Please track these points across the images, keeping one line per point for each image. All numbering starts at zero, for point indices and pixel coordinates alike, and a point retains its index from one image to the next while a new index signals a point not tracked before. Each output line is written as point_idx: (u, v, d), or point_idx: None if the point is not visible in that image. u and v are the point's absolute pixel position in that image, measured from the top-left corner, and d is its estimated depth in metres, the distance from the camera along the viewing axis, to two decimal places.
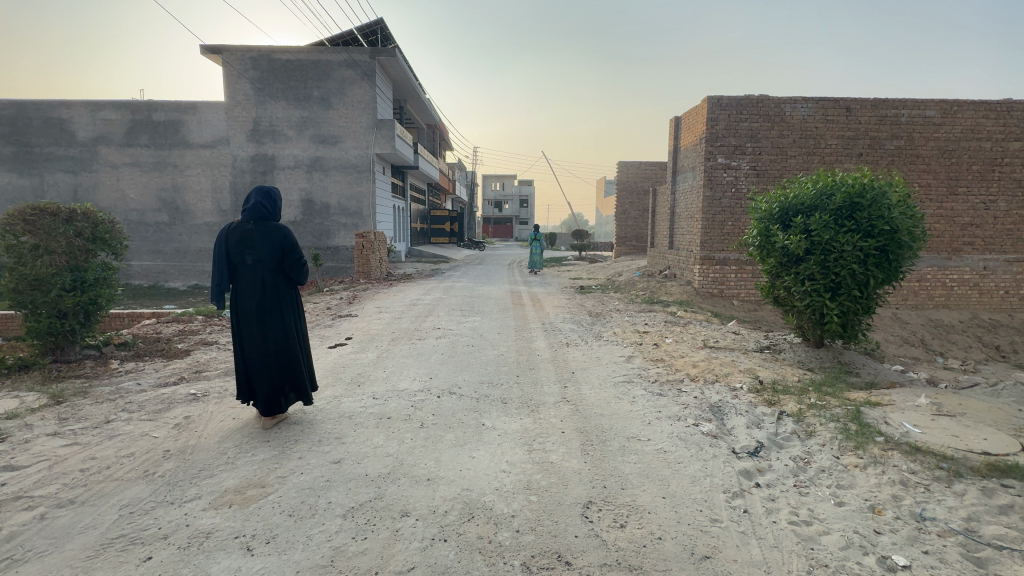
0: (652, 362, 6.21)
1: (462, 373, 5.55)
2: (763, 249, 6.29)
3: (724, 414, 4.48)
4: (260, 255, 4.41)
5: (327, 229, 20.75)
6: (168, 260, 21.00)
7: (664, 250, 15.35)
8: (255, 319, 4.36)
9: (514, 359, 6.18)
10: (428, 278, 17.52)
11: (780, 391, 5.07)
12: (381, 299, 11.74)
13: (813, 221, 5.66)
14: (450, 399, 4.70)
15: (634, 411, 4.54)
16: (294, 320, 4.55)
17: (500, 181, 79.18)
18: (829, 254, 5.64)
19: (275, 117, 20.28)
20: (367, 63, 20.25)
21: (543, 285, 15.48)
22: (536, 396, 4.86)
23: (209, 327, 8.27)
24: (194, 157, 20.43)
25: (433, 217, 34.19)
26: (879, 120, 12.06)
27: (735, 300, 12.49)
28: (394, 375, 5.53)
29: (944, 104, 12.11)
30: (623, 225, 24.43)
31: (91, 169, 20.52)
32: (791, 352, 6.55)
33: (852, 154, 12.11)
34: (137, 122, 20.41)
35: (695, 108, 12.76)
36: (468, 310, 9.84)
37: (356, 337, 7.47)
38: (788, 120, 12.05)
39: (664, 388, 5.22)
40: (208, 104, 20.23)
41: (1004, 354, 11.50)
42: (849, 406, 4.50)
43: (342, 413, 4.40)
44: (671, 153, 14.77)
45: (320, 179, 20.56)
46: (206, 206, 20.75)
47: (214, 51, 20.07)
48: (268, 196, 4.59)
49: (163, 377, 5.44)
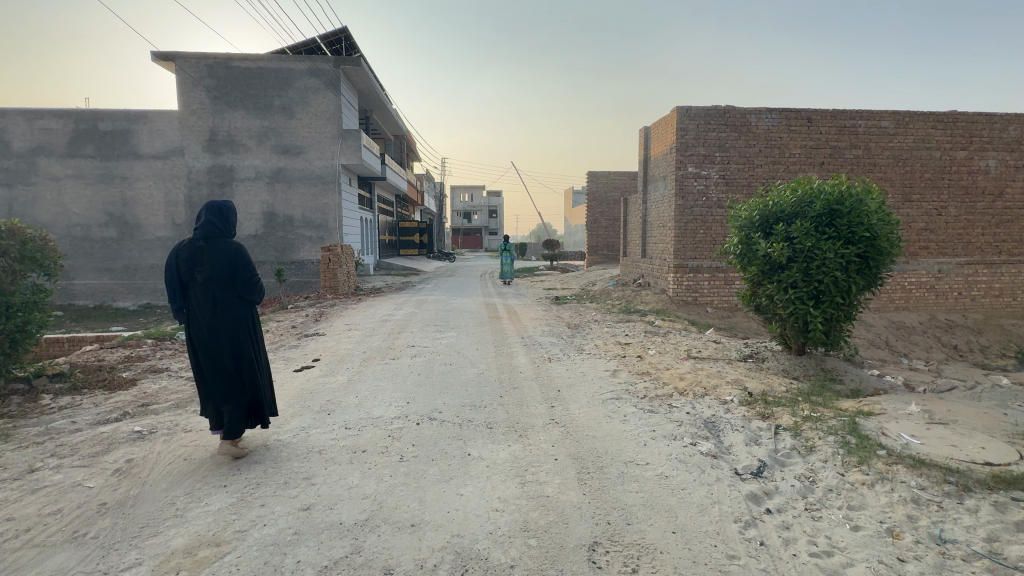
0: (639, 377, 6.00)
1: (442, 395, 5.18)
2: (744, 258, 6.24)
3: (720, 431, 4.29)
4: (209, 273, 3.99)
5: (290, 243, 19.92)
6: (117, 278, 19.64)
7: (637, 259, 15.40)
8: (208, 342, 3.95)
9: (495, 378, 5.85)
10: (399, 291, 17.00)
11: (772, 402, 4.94)
12: (350, 315, 11.19)
13: (795, 228, 5.62)
14: (431, 426, 4.34)
15: (627, 431, 4.29)
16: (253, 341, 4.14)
17: (468, 192, 78.94)
18: (811, 261, 5.60)
19: (233, 127, 19.41)
20: (331, 72, 19.69)
21: (517, 296, 15.23)
22: (522, 419, 4.55)
23: (159, 352, 7.57)
24: (145, 169, 19.27)
25: (402, 228, 33.49)
26: (838, 130, 12.48)
27: (709, 307, 12.58)
28: (367, 400, 5.10)
29: (897, 116, 12.67)
30: (594, 235, 24.54)
31: (29, 182, 19.05)
32: (774, 360, 6.50)
33: (814, 163, 12.47)
34: (80, 131, 19.11)
35: (664, 118, 12.90)
36: (443, 325, 9.45)
37: (324, 358, 6.98)
38: (753, 130, 12.31)
39: (654, 404, 5.01)
40: (160, 113, 19.18)
41: (962, 354, 11.96)
42: (843, 417, 4.40)
43: (311, 448, 3.96)
44: (641, 162, 14.88)
45: (282, 191, 19.75)
46: (158, 221, 19.56)
47: (166, 58, 19.10)
48: (219, 211, 4.16)
49: (104, 413, 4.83)
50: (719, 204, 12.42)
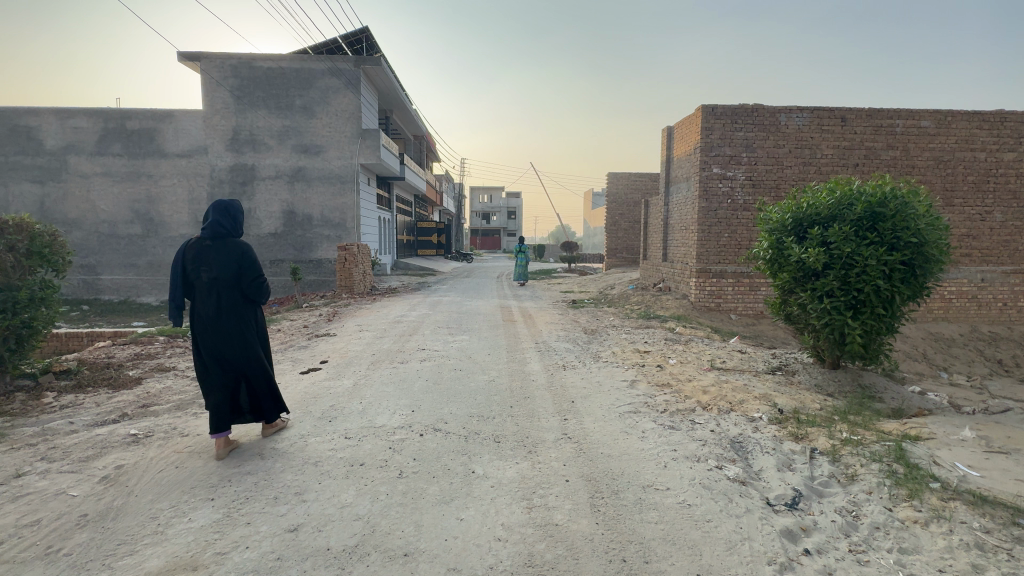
0: (659, 389, 5.63)
1: (449, 405, 4.91)
2: (774, 263, 5.84)
3: (748, 453, 3.92)
4: (216, 272, 3.94)
5: (309, 241, 20.01)
6: (140, 273, 20.01)
7: (657, 262, 14.94)
8: (211, 341, 3.88)
9: (506, 387, 5.56)
10: (413, 291, 16.88)
11: (806, 422, 4.54)
12: (363, 315, 11.06)
13: (832, 232, 5.20)
14: (434, 439, 4.08)
15: (645, 450, 3.96)
16: (257, 341, 4.10)
17: (488, 193, 78.95)
18: (850, 268, 5.16)
19: (255, 126, 19.59)
20: (351, 72, 19.73)
21: (533, 299, 14.95)
22: (532, 433, 4.24)
23: (169, 350, 7.51)
24: (170, 167, 19.60)
25: (420, 228, 33.53)
26: (874, 130, 11.84)
27: (733, 314, 12.07)
28: (371, 407, 4.88)
29: (938, 115, 11.97)
30: (613, 237, 24.08)
31: (59, 179, 19.55)
32: (806, 374, 6.07)
33: (847, 165, 11.85)
34: (108, 130, 19.54)
35: (688, 117, 12.44)
36: (455, 328, 9.22)
37: (332, 360, 6.79)
38: (783, 129, 11.77)
39: (675, 420, 4.65)
40: (185, 112, 19.47)
41: (1008, 369, 11.18)
42: (888, 441, 3.97)
43: (307, 459, 3.73)
44: (663, 163, 14.44)
45: (301, 189, 19.86)
46: (181, 218, 19.87)
47: (192, 58, 19.40)
48: (227, 211, 4.09)
49: (102, 414, 4.70)
50: (745, 207, 11.91)
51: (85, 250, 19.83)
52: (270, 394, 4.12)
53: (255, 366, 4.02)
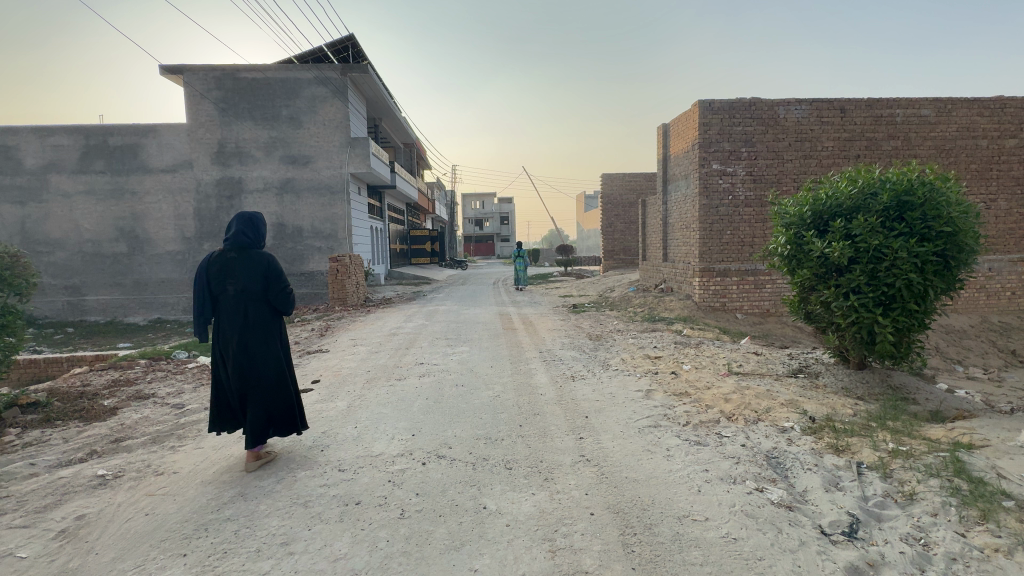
0: (677, 398, 5.25)
1: (452, 426, 4.48)
2: (794, 259, 5.49)
3: (788, 470, 3.54)
4: (242, 285, 4.07)
5: (300, 254, 19.56)
6: (127, 293, 19.46)
7: (658, 263, 14.62)
8: (238, 351, 3.99)
9: (513, 403, 5.14)
10: (409, 302, 16.46)
11: (842, 431, 4.17)
12: (358, 329, 10.62)
13: (857, 225, 4.85)
14: (439, 468, 3.66)
15: (673, 471, 3.56)
16: (281, 352, 4.18)
17: (480, 200, 78.74)
18: (879, 262, 4.80)
19: (241, 138, 19.15)
20: (338, 80, 19.39)
21: (532, 305, 14.55)
22: (547, 457, 3.83)
23: (151, 375, 7.05)
24: (155, 183, 19.09)
25: (414, 236, 33.11)
26: (874, 120, 11.60)
27: (738, 313, 11.75)
28: (367, 432, 4.45)
29: (938, 103, 11.74)
30: (609, 239, 23.80)
31: (41, 200, 18.98)
32: (830, 376, 5.72)
33: (849, 156, 11.59)
34: (90, 147, 18.98)
35: (685, 113, 12.16)
36: (454, 339, 8.80)
37: (325, 379, 6.35)
38: (782, 122, 11.50)
39: (700, 434, 4.27)
40: (168, 126, 18.99)
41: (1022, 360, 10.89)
42: (940, 451, 3.59)
43: (295, 499, 3.29)
44: (660, 162, 14.14)
45: (291, 201, 19.43)
46: (167, 234, 19.34)
47: (175, 71, 18.95)
48: (250, 222, 4.23)
49: (69, 452, 4.24)
50: (746, 203, 11.61)
51: (69, 270, 19.26)
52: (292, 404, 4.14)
53: (279, 376, 4.08)
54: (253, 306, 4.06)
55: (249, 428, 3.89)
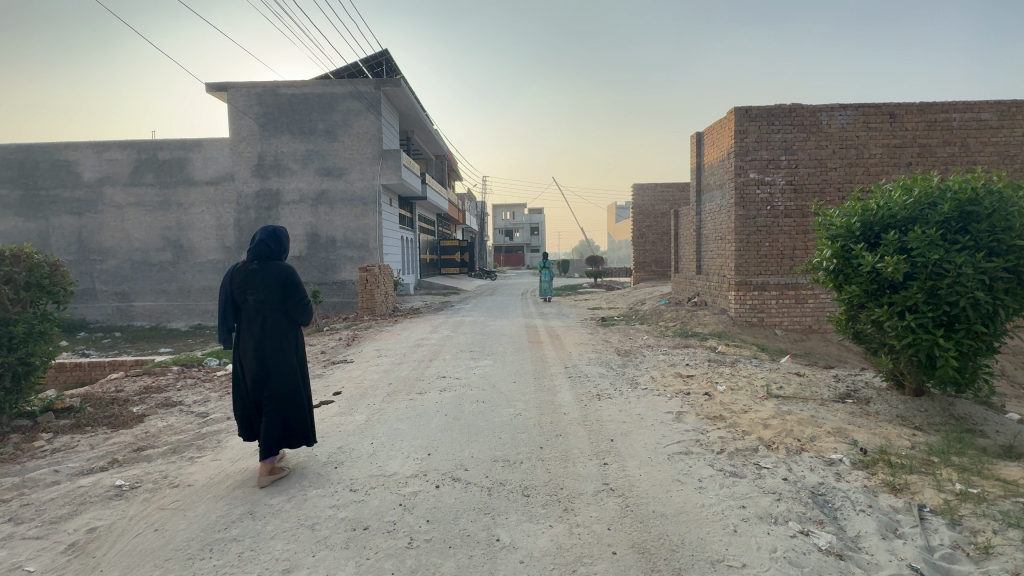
0: (711, 422, 4.90)
1: (469, 446, 4.29)
2: (841, 275, 5.08)
3: (837, 510, 3.18)
4: (261, 296, 4.02)
5: (332, 263, 19.98)
6: (171, 300, 20.32)
7: (690, 275, 14.12)
8: (254, 360, 3.95)
9: (535, 422, 4.91)
10: (436, 312, 16.48)
11: (899, 466, 3.75)
12: (384, 339, 10.62)
13: (913, 237, 4.42)
14: (453, 492, 3.48)
15: (706, 506, 3.26)
16: (298, 364, 4.11)
17: (510, 211, 79.12)
18: (940, 278, 4.36)
19: (279, 152, 19.80)
20: (372, 94, 19.85)
21: (560, 317, 14.28)
22: (567, 484, 3.58)
23: (181, 382, 7.18)
24: (198, 195, 19.95)
25: (443, 247, 33.39)
26: (927, 126, 10.88)
27: (777, 329, 11.16)
28: (383, 449, 4.32)
29: (1000, 107, 10.91)
30: (640, 250, 23.31)
31: (96, 211, 20.13)
32: (883, 403, 5.24)
33: (899, 164, 10.90)
34: (141, 161, 20.04)
35: (721, 121, 11.74)
36: (478, 352, 8.65)
37: (346, 391, 6.29)
38: (825, 129, 10.94)
39: (735, 463, 3.93)
40: (212, 140, 19.84)
41: None
42: (1018, 495, 3.16)
43: (303, 521, 3.17)
44: (693, 171, 13.71)
45: (324, 212, 19.90)
46: (209, 244, 20.12)
47: (220, 88, 19.84)
48: (274, 234, 4.21)
49: (92, 460, 4.28)
50: (786, 213, 11.06)
51: (119, 277, 20.30)
52: (306, 416, 4.05)
53: (294, 388, 4.00)
54: (271, 317, 4.02)
55: (262, 440, 3.82)
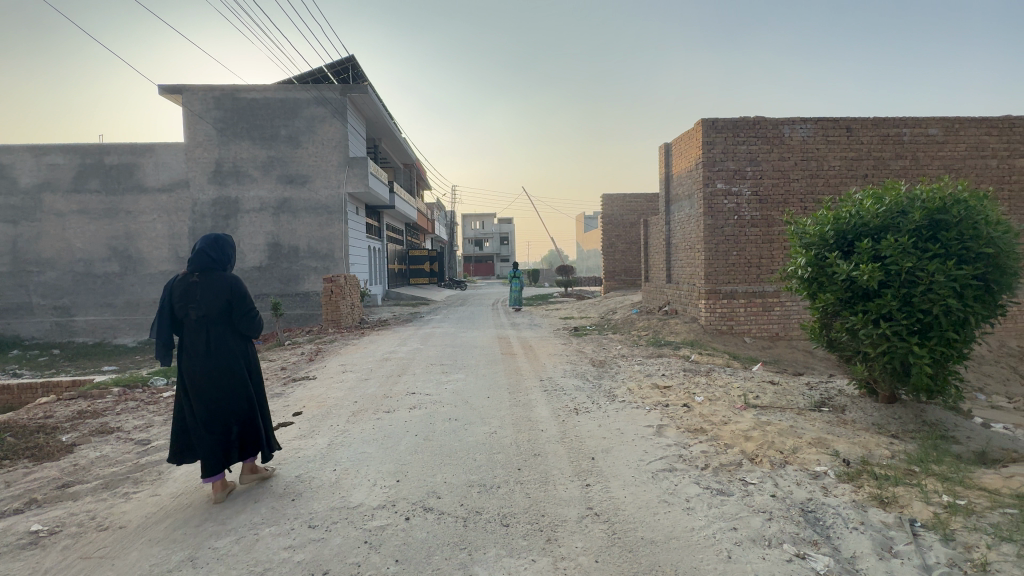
0: (691, 435, 4.76)
1: (442, 470, 3.99)
2: (815, 283, 5.09)
3: (830, 529, 3.05)
4: (204, 310, 3.64)
5: (295, 274, 19.18)
6: (117, 314, 18.99)
7: (661, 284, 14.22)
8: (199, 380, 3.58)
9: (510, 441, 4.64)
10: (404, 323, 16.00)
11: (884, 478, 3.68)
12: (349, 353, 10.12)
13: (887, 245, 4.45)
14: (426, 525, 3.17)
15: (696, 530, 3.07)
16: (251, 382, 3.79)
17: (480, 221, 79.00)
18: (914, 285, 4.38)
19: (239, 158, 18.97)
20: (338, 100, 19.33)
21: (532, 327, 14.06)
22: (548, 510, 3.33)
23: (122, 406, 6.54)
24: (149, 203, 18.81)
25: (412, 256, 32.79)
26: (881, 139, 11.35)
27: (747, 337, 11.30)
28: (347, 476, 3.95)
29: (946, 123, 11.50)
30: (610, 260, 23.50)
31: (33, 219, 18.67)
32: (858, 411, 5.25)
33: (856, 176, 11.31)
34: (86, 166, 18.76)
35: (688, 133, 11.93)
36: (450, 365, 8.32)
37: (307, 412, 5.84)
38: (787, 142, 11.25)
39: (720, 480, 3.78)
40: (165, 145, 18.80)
41: None
42: (1003, 506, 3.12)
43: (253, 568, 2.78)
44: (662, 181, 13.88)
45: (287, 221, 19.12)
46: (160, 254, 18.97)
47: (175, 91, 18.87)
48: (216, 243, 3.83)
49: (5, 502, 3.73)
50: (752, 223, 11.27)
51: (60, 290, 18.85)
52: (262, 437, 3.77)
53: (248, 407, 3.72)
54: (218, 332, 3.66)
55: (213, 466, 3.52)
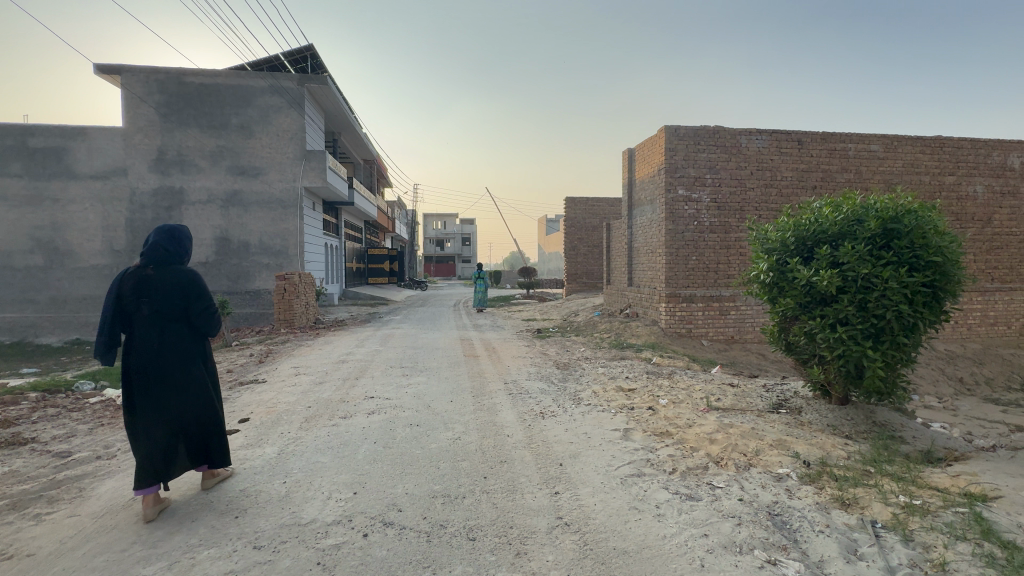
0: (658, 439, 4.74)
1: (403, 481, 3.75)
2: (777, 288, 5.22)
3: (797, 533, 3.06)
4: (159, 305, 3.47)
5: (245, 271, 18.17)
6: (41, 311, 17.34)
7: (622, 287, 14.41)
8: (152, 380, 3.40)
9: (476, 447, 4.46)
10: (363, 324, 15.46)
11: (843, 478, 3.77)
12: (303, 354, 9.61)
13: (845, 252, 4.61)
14: (386, 541, 2.93)
15: (668, 538, 3.00)
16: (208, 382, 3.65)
17: (442, 220, 78.15)
18: (869, 292, 4.55)
19: (184, 146, 17.77)
20: (295, 90, 18.51)
21: (494, 329, 13.90)
22: (516, 521, 3.17)
23: (39, 414, 5.84)
24: (80, 190, 17.29)
25: (371, 255, 31.89)
26: (829, 153, 11.94)
27: (704, 339, 11.60)
28: (299, 489, 3.64)
29: (886, 140, 12.25)
30: (572, 262, 23.70)
31: None
32: (814, 412, 5.42)
33: (806, 187, 11.85)
34: (6, 148, 17.02)
35: (651, 139, 12.14)
36: (411, 368, 8.03)
37: (255, 418, 5.43)
38: (744, 151, 11.65)
39: (689, 484, 3.75)
40: (100, 129, 17.35)
41: (970, 388, 11.11)
42: (954, 505, 3.24)
43: None
44: (625, 185, 14.06)
45: (237, 214, 18.08)
46: (92, 246, 17.47)
47: (113, 71, 17.48)
48: (172, 235, 3.64)
49: None
50: (711, 229, 11.59)
51: None
52: (220, 436, 3.65)
53: (204, 408, 3.57)
54: (174, 329, 3.50)
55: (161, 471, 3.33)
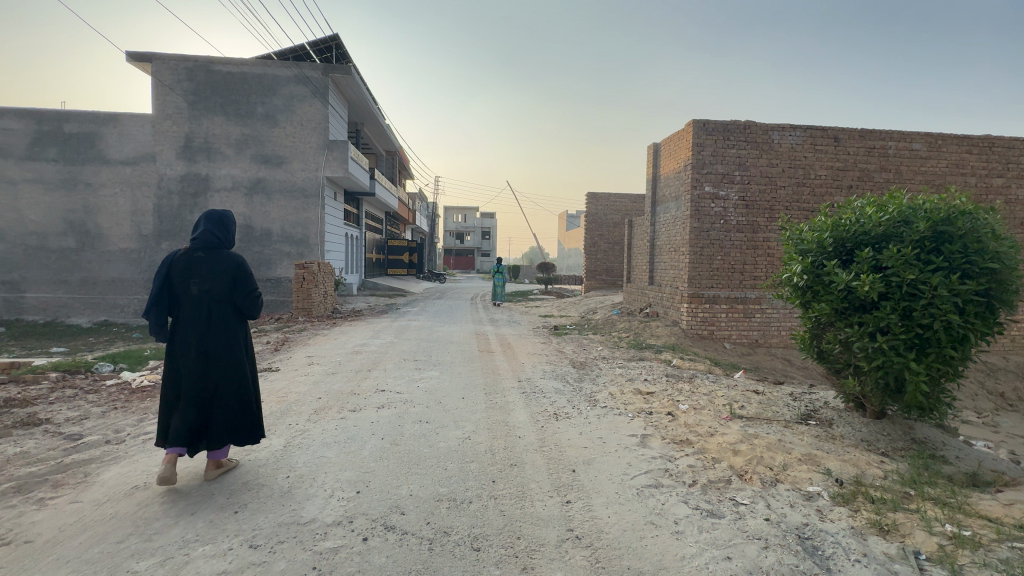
0: (678, 447, 4.50)
1: (407, 481, 3.60)
2: (811, 292, 4.89)
3: (830, 560, 2.80)
4: (207, 286, 3.51)
5: (266, 258, 18.39)
6: (72, 292, 17.86)
7: (643, 286, 14.05)
8: (195, 358, 3.43)
9: (486, 448, 4.29)
10: (379, 315, 15.46)
11: (881, 501, 3.47)
12: (318, 344, 9.60)
13: (889, 255, 4.26)
14: (385, 548, 2.78)
15: (687, 559, 2.78)
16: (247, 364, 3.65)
17: (463, 214, 78.26)
18: (916, 299, 4.20)
19: (211, 134, 18.00)
20: (319, 80, 18.59)
21: (510, 324, 13.71)
22: (525, 531, 2.99)
23: (56, 395, 5.88)
24: (111, 175, 17.68)
25: (391, 247, 32.02)
26: (867, 151, 11.34)
27: (726, 342, 11.21)
28: (300, 486, 3.52)
29: (930, 138, 11.57)
30: (591, 259, 23.32)
31: None
32: (846, 425, 5.08)
33: (842, 185, 11.29)
34: (42, 133, 17.48)
35: (679, 133, 11.74)
36: (425, 361, 7.91)
37: (265, 408, 5.36)
38: (776, 147, 11.15)
39: (711, 499, 3.51)
40: (131, 116, 17.68)
41: (1012, 403, 10.46)
42: (1009, 539, 2.92)
43: None
44: (649, 181, 13.67)
45: (260, 202, 18.30)
46: (121, 230, 17.88)
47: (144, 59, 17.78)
48: (221, 221, 3.68)
49: None
50: (738, 228, 11.16)
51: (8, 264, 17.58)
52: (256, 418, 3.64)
53: (241, 388, 3.56)
54: (219, 309, 3.53)
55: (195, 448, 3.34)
